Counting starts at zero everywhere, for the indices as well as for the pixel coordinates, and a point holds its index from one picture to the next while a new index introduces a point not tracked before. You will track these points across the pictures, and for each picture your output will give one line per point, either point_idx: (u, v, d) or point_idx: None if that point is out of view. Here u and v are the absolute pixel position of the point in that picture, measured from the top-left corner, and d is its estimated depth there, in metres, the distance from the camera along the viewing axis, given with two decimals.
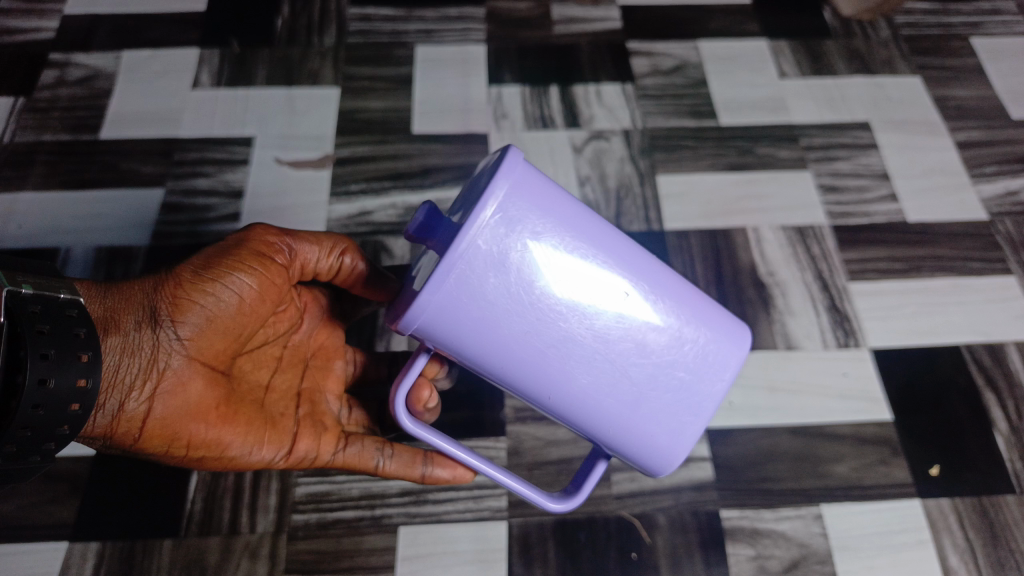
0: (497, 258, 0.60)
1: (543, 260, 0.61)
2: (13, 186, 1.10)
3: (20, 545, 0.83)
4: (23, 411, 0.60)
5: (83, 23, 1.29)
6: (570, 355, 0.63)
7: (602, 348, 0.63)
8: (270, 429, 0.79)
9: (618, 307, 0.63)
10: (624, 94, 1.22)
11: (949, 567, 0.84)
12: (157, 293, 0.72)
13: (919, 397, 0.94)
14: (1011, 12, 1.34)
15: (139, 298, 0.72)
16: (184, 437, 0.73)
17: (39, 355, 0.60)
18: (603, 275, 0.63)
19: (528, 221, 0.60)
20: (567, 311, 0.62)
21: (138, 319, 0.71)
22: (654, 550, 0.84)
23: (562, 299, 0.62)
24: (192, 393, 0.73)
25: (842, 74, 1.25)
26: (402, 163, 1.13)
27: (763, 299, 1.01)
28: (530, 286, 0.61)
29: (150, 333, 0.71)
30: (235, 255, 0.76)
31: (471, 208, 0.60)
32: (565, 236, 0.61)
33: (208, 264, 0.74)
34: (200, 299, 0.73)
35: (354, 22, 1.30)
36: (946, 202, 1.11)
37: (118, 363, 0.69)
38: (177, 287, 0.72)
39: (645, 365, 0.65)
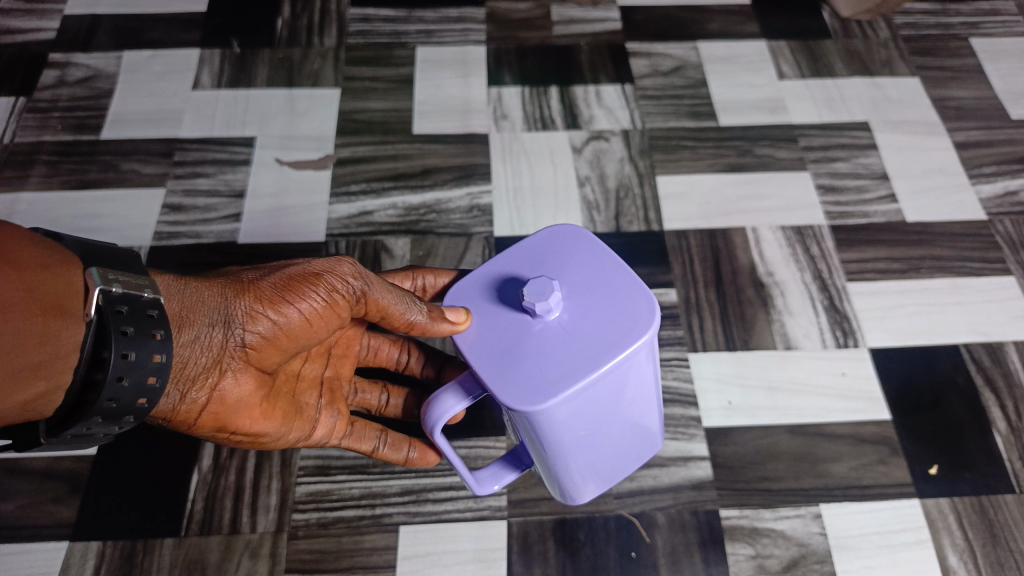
0: (600, 398, 0.55)
1: (619, 404, 0.59)
2: (13, 186, 1.10)
3: (21, 544, 0.83)
4: (97, 405, 0.56)
5: (83, 23, 1.30)
6: (584, 453, 0.63)
7: (597, 456, 0.65)
8: (305, 423, 0.75)
9: (638, 424, 0.65)
10: (623, 95, 1.22)
11: (951, 568, 0.84)
12: (237, 297, 0.65)
13: (917, 397, 0.94)
14: (1010, 13, 1.35)
15: (216, 299, 0.64)
16: (234, 428, 0.69)
17: (120, 355, 0.55)
18: (638, 415, 0.64)
19: (634, 378, 0.57)
20: (602, 433, 0.61)
21: (214, 320, 0.64)
22: (654, 550, 0.84)
23: (605, 428, 0.61)
24: (250, 397, 0.68)
25: (841, 75, 1.26)
26: (403, 163, 1.14)
27: (763, 299, 1.01)
28: (598, 417, 0.58)
29: (221, 336, 0.64)
30: (326, 276, 0.67)
31: (618, 351, 0.52)
32: (651, 376, 0.59)
33: (297, 281, 0.66)
34: (279, 317, 0.65)
35: (355, 23, 1.31)
36: (944, 203, 1.11)
37: (186, 362, 0.63)
38: (260, 299, 0.65)
39: (623, 458, 0.70)
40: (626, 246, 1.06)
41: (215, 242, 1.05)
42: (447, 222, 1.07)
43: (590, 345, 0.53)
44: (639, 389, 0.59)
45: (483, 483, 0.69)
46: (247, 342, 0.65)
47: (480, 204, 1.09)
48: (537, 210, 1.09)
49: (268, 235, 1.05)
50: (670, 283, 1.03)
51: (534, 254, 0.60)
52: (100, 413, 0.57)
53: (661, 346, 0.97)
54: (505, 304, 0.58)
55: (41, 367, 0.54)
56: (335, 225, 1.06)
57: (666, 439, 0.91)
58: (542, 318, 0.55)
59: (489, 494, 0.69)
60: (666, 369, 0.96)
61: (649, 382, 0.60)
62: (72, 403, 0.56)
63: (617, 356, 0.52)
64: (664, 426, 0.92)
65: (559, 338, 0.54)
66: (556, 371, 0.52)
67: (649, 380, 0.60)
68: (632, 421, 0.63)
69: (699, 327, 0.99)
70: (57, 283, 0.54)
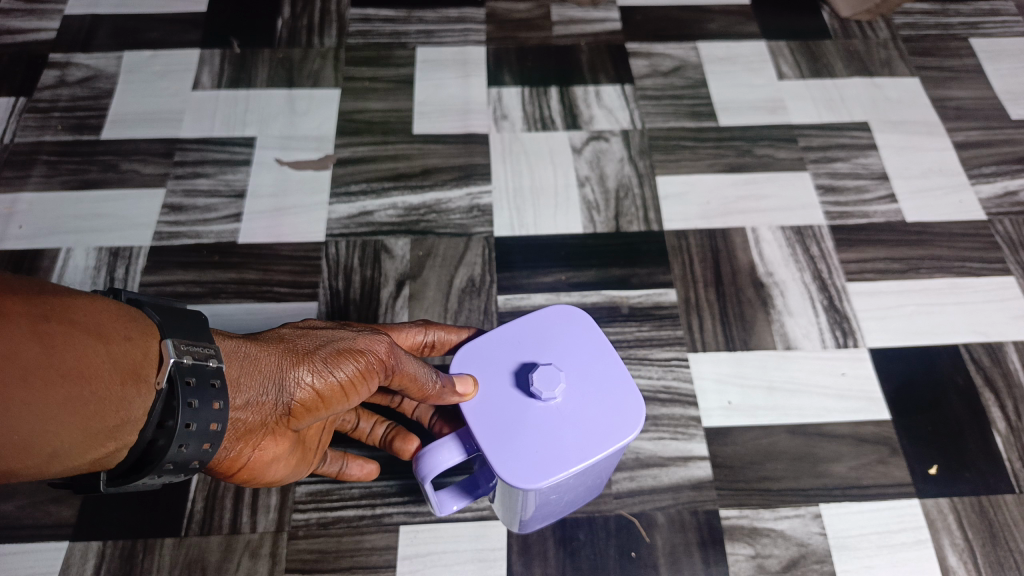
0: (576, 477, 0.60)
1: (586, 478, 0.63)
2: (13, 186, 1.10)
3: (19, 545, 0.83)
4: (158, 468, 0.56)
5: (83, 23, 1.30)
6: (543, 506, 0.67)
7: (552, 506, 0.70)
8: (317, 462, 0.77)
9: (590, 484, 0.70)
10: (623, 95, 1.22)
11: (951, 568, 0.84)
12: (289, 369, 0.63)
13: (917, 398, 0.94)
14: (1010, 13, 1.35)
15: (268, 368, 0.63)
16: (267, 479, 0.71)
17: (184, 425, 0.55)
18: (594, 480, 0.68)
19: (603, 464, 0.62)
20: (564, 495, 0.66)
21: (269, 389, 0.63)
22: (654, 549, 0.84)
23: (567, 493, 0.66)
24: (288, 452, 0.69)
25: (840, 74, 1.26)
26: (403, 163, 1.14)
27: (762, 299, 1.01)
28: (568, 488, 0.63)
29: (267, 405, 0.63)
30: (379, 350, 0.65)
31: (603, 450, 0.57)
32: (614, 457, 0.65)
33: (351, 354, 0.64)
34: (330, 391, 0.64)
35: (355, 24, 1.31)
36: (945, 203, 1.12)
37: (238, 425, 0.63)
38: (317, 372, 0.63)
39: (572, 504, 0.76)
40: (626, 246, 1.06)
41: (216, 243, 1.05)
42: (447, 222, 1.07)
43: (583, 435, 0.58)
44: (607, 459, 0.64)
45: (445, 504, 0.69)
46: (297, 411, 0.65)
47: (479, 204, 1.09)
48: (537, 210, 1.09)
49: (268, 235, 1.06)
50: (669, 283, 1.03)
51: (534, 333, 0.64)
52: (160, 473, 0.56)
53: (661, 346, 0.97)
54: (508, 381, 0.61)
55: (115, 430, 0.52)
56: (335, 225, 1.07)
57: (666, 439, 0.91)
58: (543, 403, 0.59)
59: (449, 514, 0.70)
60: (666, 369, 0.96)
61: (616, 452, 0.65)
62: (138, 458, 0.56)
63: (609, 448, 0.57)
64: (664, 426, 0.92)
65: (555, 424, 0.58)
66: (550, 454, 0.56)
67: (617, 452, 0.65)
68: (594, 476, 0.68)
69: (699, 326, 0.99)
70: (135, 352, 0.53)
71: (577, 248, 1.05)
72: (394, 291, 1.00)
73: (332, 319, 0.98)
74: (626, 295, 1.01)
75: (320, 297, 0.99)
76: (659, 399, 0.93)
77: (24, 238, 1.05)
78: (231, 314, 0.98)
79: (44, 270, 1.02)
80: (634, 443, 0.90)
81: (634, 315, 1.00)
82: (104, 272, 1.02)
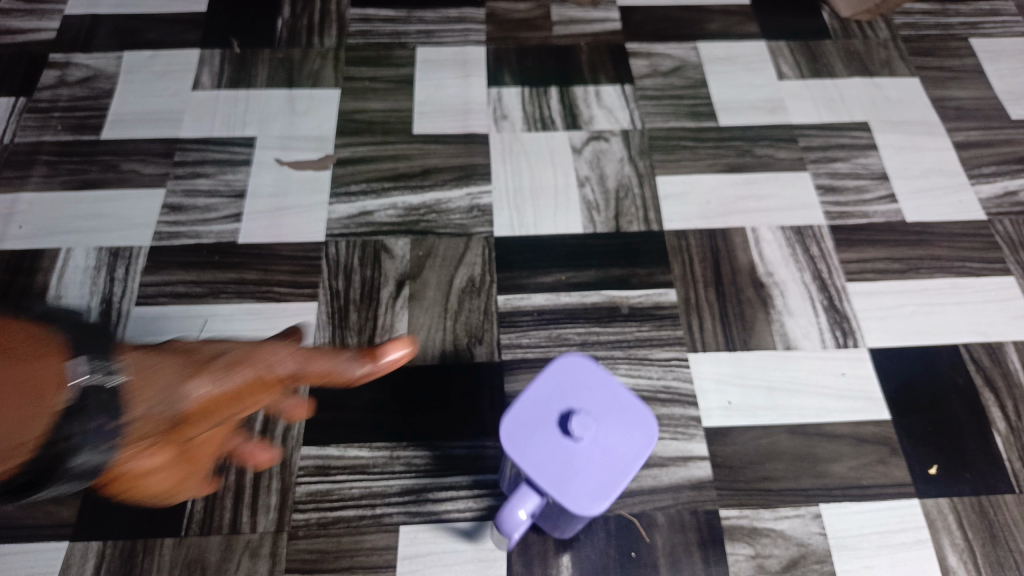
0: (616, 493, 0.65)
1: (617, 487, 0.69)
2: (13, 186, 1.10)
3: (19, 545, 0.83)
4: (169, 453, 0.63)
5: (83, 23, 1.30)
6: (590, 519, 0.73)
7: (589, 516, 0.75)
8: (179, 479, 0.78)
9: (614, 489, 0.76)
10: (623, 95, 1.22)
11: (951, 568, 0.84)
12: (186, 380, 0.59)
13: (918, 398, 0.94)
14: (1010, 13, 1.35)
15: (163, 379, 0.57)
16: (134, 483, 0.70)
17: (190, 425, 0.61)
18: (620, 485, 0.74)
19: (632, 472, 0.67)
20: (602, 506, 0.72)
21: (162, 400, 0.56)
22: (654, 550, 0.84)
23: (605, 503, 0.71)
24: (169, 458, 0.65)
25: (840, 74, 1.26)
26: (403, 163, 1.14)
27: (763, 299, 1.01)
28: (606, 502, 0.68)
29: (153, 424, 0.56)
30: (274, 360, 0.65)
31: (638, 463, 0.62)
32: (636, 465, 0.70)
33: (242, 364, 0.62)
34: (201, 411, 0.60)
35: (355, 24, 1.31)
36: (945, 203, 1.12)
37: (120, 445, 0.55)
38: (213, 381, 0.60)
39: (601, 511, 0.81)
40: (626, 246, 1.06)
41: (216, 243, 1.05)
42: (447, 222, 1.07)
43: (619, 463, 0.62)
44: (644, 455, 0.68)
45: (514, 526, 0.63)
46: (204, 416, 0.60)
47: (479, 204, 1.09)
48: (537, 210, 1.09)
49: (268, 234, 1.06)
50: (669, 283, 1.03)
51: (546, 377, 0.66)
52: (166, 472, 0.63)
53: (661, 346, 0.97)
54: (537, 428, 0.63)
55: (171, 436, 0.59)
56: (335, 225, 1.07)
57: (666, 439, 0.91)
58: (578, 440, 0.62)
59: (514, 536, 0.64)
60: (666, 369, 0.96)
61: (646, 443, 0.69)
62: (32, 477, 0.48)
63: (638, 469, 0.62)
64: (665, 426, 0.92)
65: (593, 456, 0.62)
66: (601, 480, 0.61)
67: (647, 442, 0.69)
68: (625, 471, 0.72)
69: (699, 326, 0.99)
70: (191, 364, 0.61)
71: (578, 248, 1.05)
72: (394, 291, 1.01)
73: (332, 319, 0.98)
74: (626, 295, 1.01)
75: (320, 297, 1.00)
76: (659, 399, 0.93)
77: (23, 238, 1.05)
78: (232, 314, 0.99)
79: (44, 270, 1.02)
80: None
81: (634, 315, 1.00)
82: (104, 272, 1.02)
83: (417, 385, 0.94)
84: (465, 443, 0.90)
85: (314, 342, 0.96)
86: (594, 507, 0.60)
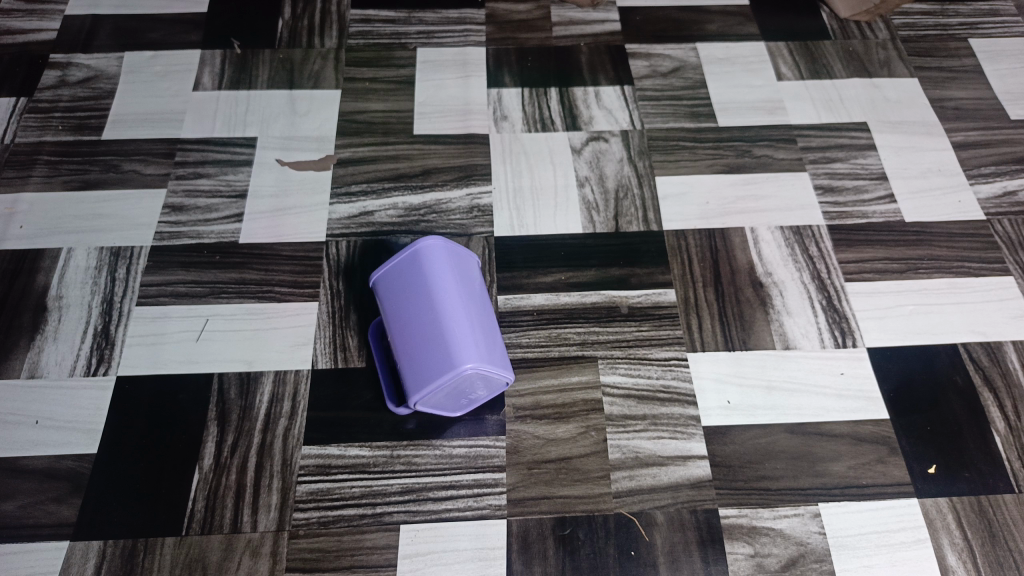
0: (392, 283, 0.87)
1: (393, 285, 0.87)
2: (14, 186, 1.11)
3: (20, 544, 0.84)
4: None
5: (84, 24, 1.31)
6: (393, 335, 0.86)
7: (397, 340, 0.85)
8: None
9: (424, 330, 0.83)
10: (623, 96, 1.23)
11: (950, 568, 0.84)
12: None
13: (917, 398, 0.95)
14: (1009, 14, 1.36)
15: None
16: None
17: None
18: (410, 308, 0.84)
19: (404, 274, 0.86)
20: (392, 311, 0.86)
21: None
22: (653, 549, 0.84)
23: (388, 303, 0.87)
24: None
25: (839, 75, 1.26)
26: (403, 163, 1.14)
27: (761, 299, 1.02)
28: (387, 291, 0.88)
29: None
30: None
31: (393, 261, 0.87)
32: (424, 280, 0.85)
33: None
34: None
35: (355, 24, 1.31)
36: (944, 203, 1.12)
37: None
38: None
39: (419, 361, 0.82)
40: (625, 246, 1.06)
41: (217, 243, 1.05)
42: (447, 222, 1.08)
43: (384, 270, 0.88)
44: (420, 282, 0.84)
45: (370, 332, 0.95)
46: None
47: (479, 204, 1.10)
48: (537, 210, 1.09)
49: (268, 235, 1.06)
50: (669, 283, 1.03)
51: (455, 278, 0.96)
52: None
53: (660, 346, 0.98)
54: None
55: None
56: (336, 225, 1.07)
57: (665, 438, 0.91)
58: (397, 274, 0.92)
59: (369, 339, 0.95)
60: (665, 368, 0.96)
61: (438, 282, 0.84)
62: None
63: (392, 262, 0.87)
64: (664, 425, 0.92)
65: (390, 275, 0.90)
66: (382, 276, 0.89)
67: (441, 278, 0.85)
68: (428, 318, 0.82)
69: (698, 326, 0.99)
70: None
71: (577, 248, 1.06)
72: None
73: (333, 318, 0.99)
74: (626, 295, 1.02)
75: (320, 297, 1.00)
76: (659, 399, 0.94)
77: (24, 238, 1.06)
78: (233, 314, 0.99)
79: (45, 270, 1.03)
80: (633, 443, 0.91)
81: (634, 315, 1.00)
82: (106, 272, 1.02)
83: None
84: (467, 442, 0.90)
85: (315, 342, 0.97)
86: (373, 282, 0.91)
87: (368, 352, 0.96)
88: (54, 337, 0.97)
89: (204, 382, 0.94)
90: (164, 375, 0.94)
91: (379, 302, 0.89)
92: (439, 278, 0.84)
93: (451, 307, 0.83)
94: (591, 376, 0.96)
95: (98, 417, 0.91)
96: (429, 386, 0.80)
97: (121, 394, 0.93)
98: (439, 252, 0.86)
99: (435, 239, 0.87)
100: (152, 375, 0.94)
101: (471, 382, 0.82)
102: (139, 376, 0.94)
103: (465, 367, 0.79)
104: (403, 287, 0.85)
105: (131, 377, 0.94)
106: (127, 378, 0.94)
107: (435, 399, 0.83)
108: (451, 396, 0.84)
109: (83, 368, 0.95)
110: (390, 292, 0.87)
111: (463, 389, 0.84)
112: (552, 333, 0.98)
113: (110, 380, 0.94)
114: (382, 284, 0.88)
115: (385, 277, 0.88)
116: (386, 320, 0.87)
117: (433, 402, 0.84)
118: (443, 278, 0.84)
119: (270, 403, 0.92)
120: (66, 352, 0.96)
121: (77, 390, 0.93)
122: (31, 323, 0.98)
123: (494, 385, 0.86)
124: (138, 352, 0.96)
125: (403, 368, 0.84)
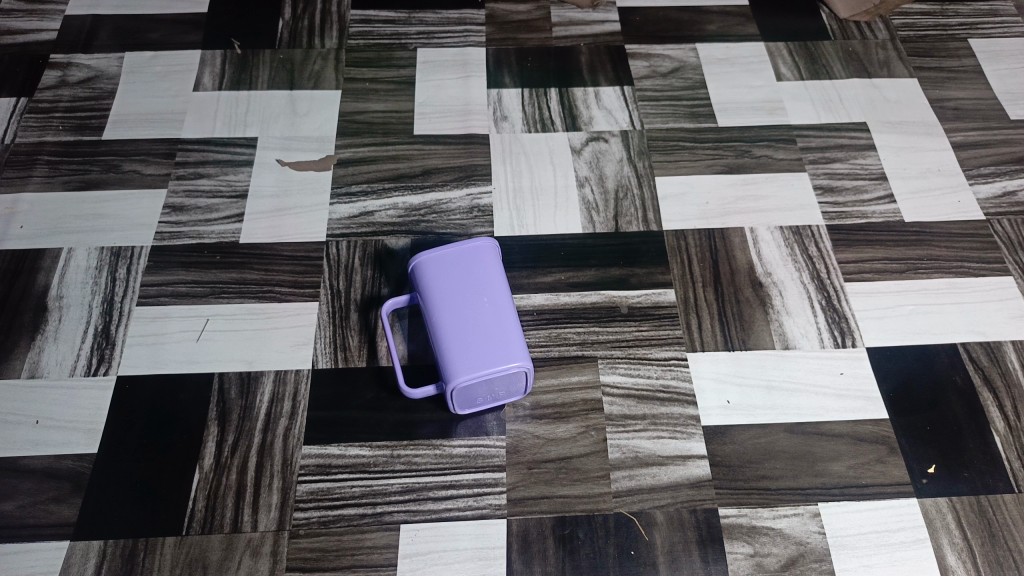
0: (450, 267, 0.87)
1: (455, 270, 0.87)
2: (14, 186, 1.11)
3: (20, 545, 0.84)
4: None
5: (84, 24, 1.31)
6: (443, 314, 0.84)
7: (450, 323, 0.84)
8: None
9: (484, 321, 0.84)
10: (622, 96, 1.23)
11: (950, 567, 0.84)
12: None
13: (916, 398, 0.95)
14: (1008, 14, 1.36)
15: None
16: None
17: None
18: (471, 297, 0.85)
19: (464, 264, 0.88)
20: (447, 294, 0.86)
21: None
22: (653, 548, 0.85)
23: (445, 285, 0.86)
24: None
25: (838, 75, 1.26)
26: (403, 164, 1.14)
27: (761, 299, 1.02)
28: (443, 273, 0.87)
29: None
30: None
31: (456, 249, 0.89)
32: (485, 275, 0.87)
33: None
34: None
35: (355, 24, 1.31)
36: (944, 203, 1.12)
37: None
38: None
39: (477, 346, 0.82)
40: (626, 246, 1.06)
41: (217, 243, 1.06)
42: (447, 222, 1.08)
43: (448, 252, 0.88)
44: (480, 277, 0.87)
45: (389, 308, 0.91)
46: None
47: (480, 204, 1.10)
48: (537, 210, 1.09)
49: (268, 235, 1.06)
50: (669, 283, 1.03)
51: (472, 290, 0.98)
52: None
53: (660, 345, 0.98)
54: None
55: None
56: (336, 226, 1.07)
57: (665, 438, 0.91)
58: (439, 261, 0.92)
59: (383, 313, 0.89)
60: (665, 368, 0.96)
61: (494, 280, 0.87)
62: None
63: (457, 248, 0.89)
64: (664, 425, 0.92)
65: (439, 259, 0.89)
66: (439, 258, 0.88)
67: (497, 277, 0.88)
68: (486, 311, 0.84)
69: (698, 325, 1.00)
70: None
71: (577, 248, 1.06)
72: (394, 290, 1.01)
73: (333, 318, 0.99)
74: (626, 295, 1.02)
75: (320, 297, 1.01)
76: (659, 399, 0.94)
77: (24, 237, 1.06)
78: (233, 314, 0.99)
79: (45, 270, 1.03)
80: (633, 442, 0.91)
81: (634, 315, 1.00)
82: (107, 272, 1.03)
83: (416, 383, 0.94)
84: (467, 441, 0.91)
85: (315, 342, 0.97)
86: (422, 260, 0.88)
87: (368, 352, 0.96)
88: (54, 337, 0.97)
89: (203, 382, 0.94)
90: (164, 375, 0.94)
91: (421, 282, 0.88)
92: (496, 278, 0.88)
93: (510, 310, 0.86)
94: (591, 376, 0.96)
95: (98, 417, 0.91)
96: (484, 373, 0.81)
97: (121, 394, 0.93)
98: (494, 253, 0.90)
99: (493, 242, 0.91)
100: (152, 375, 0.94)
101: (504, 381, 0.84)
102: (139, 376, 0.94)
103: (524, 364, 0.82)
104: (463, 276, 0.87)
105: (131, 377, 0.94)
106: (127, 378, 0.94)
107: (467, 390, 0.83)
108: (475, 392, 0.84)
109: (83, 368, 0.95)
110: (443, 276, 0.87)
111: (491, 387, 0.85)
112: (552, 333, 0.99)
113: (110, 380, 0.94)
114: (434, 266, 0.88)
115: (438, 261, 0.88)
116: (428, 302, 0.86)
117: (461, 393, 0.83)
118: (504, 281, 0.88)
119: (270, 403, 0.92)
120: (66, 352, 0.96)
121: (77, 390, 0.93)
122: (31, 323, 0.99)
123: (506, 391, 0.87)
124: (138, 352, 0.96)
125: (450, 352, 0.82)
